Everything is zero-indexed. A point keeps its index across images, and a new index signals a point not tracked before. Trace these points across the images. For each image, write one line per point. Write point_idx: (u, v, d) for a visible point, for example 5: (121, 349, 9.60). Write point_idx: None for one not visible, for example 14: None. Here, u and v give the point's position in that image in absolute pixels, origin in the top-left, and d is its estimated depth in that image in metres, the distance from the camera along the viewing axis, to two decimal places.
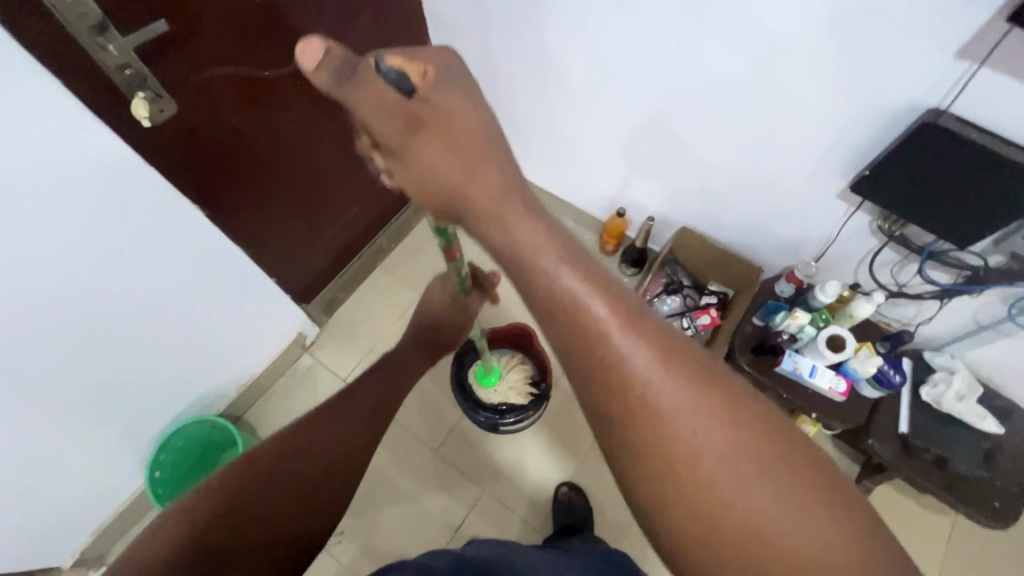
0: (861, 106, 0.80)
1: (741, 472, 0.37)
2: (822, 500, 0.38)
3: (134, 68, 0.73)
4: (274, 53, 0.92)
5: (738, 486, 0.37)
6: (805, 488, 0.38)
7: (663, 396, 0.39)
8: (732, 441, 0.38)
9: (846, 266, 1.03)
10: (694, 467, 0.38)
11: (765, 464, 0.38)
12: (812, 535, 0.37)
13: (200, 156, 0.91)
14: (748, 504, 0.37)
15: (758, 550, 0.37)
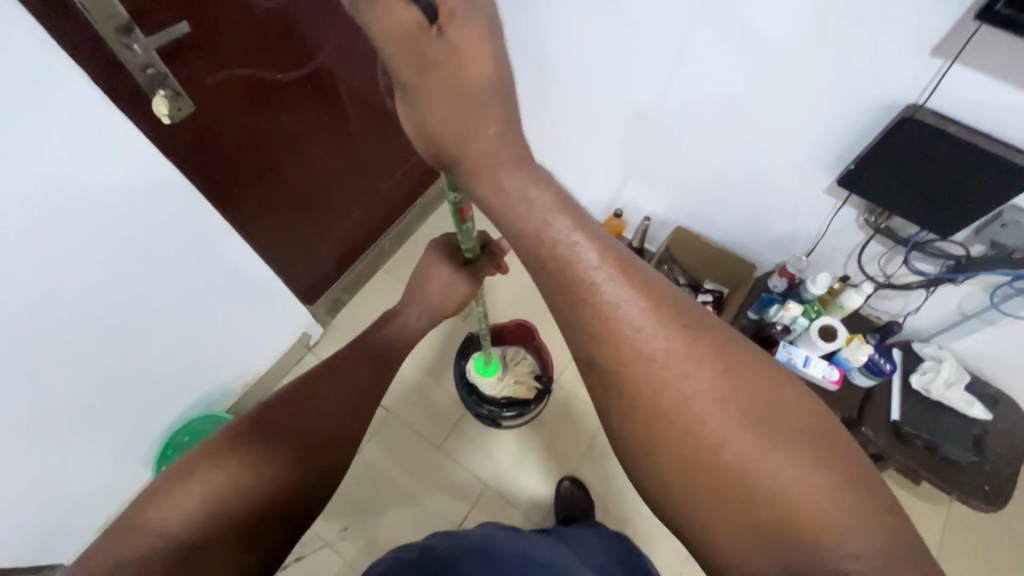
0: (845, 103, 0.84)
1: (727, 413, 0.40)
2: (807, 441, 0.40)
3: (156, 68, 0.77)
4: (285, 55, 0.96)
5: (728, 428, 0.40)
6: (791, 429, 0.40)
7: (659, 351, 0.41)
8: (715, 385, 0.40)
9: (836, 260, 1.07)
10: (687, 410, 0.40)
11: (753, 408, 0.40)
12: (799, 472, 0.39)
13: (214, 155, 0.94)
14: (739, 444, 0.39)
15: (748, 487, 0.39)
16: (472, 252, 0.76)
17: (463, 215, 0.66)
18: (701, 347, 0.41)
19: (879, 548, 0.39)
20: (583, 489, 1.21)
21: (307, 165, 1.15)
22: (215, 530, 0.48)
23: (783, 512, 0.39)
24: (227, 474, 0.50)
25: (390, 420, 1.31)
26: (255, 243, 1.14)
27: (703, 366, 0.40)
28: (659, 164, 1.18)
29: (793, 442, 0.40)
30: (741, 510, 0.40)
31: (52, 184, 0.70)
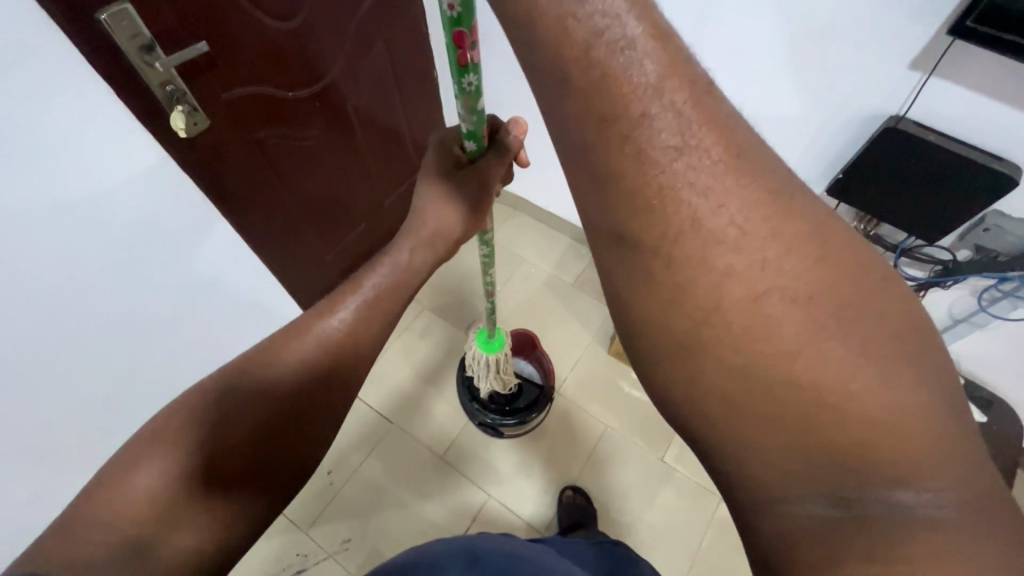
0: (835, 110, 0.87)
1: (801, 331, 0.34)
2: (891, 368, 0.33)
3: (174, 84, 0.80)
4: (295, 74, 1.00)
5: (802, 345, 0.34)
6: (880, 354, 0.33)
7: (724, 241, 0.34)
8: (789, 290, 0.34)
9: None
10: (750, 320, 0.34)
11: (837, 324, 0.34)
12: (883, 404, 0.32)
13: (229, 165, 0.97)
14: (815, 364, 0.33)
15: (826, 421, 0.33)
16: (473, 139, 0.60)
17: (462, 45, 0.51)
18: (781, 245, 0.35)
19: (963, 495, 0.32)
20: (585, 497, 1.21)
21: (314, 175, 1.17)
22: (176, 525, 0.44)
23: (843, 439, 0.33)
24: (181, 469, 0.46)
25: (393, 431, 1.32)
26: (264, 254, 1.16)
27: (773, 260, 0.34)
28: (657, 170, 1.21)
29: (883, 362, 0.33)
30: (802, 433, 0.34)
31: (84, 193, 0.71)
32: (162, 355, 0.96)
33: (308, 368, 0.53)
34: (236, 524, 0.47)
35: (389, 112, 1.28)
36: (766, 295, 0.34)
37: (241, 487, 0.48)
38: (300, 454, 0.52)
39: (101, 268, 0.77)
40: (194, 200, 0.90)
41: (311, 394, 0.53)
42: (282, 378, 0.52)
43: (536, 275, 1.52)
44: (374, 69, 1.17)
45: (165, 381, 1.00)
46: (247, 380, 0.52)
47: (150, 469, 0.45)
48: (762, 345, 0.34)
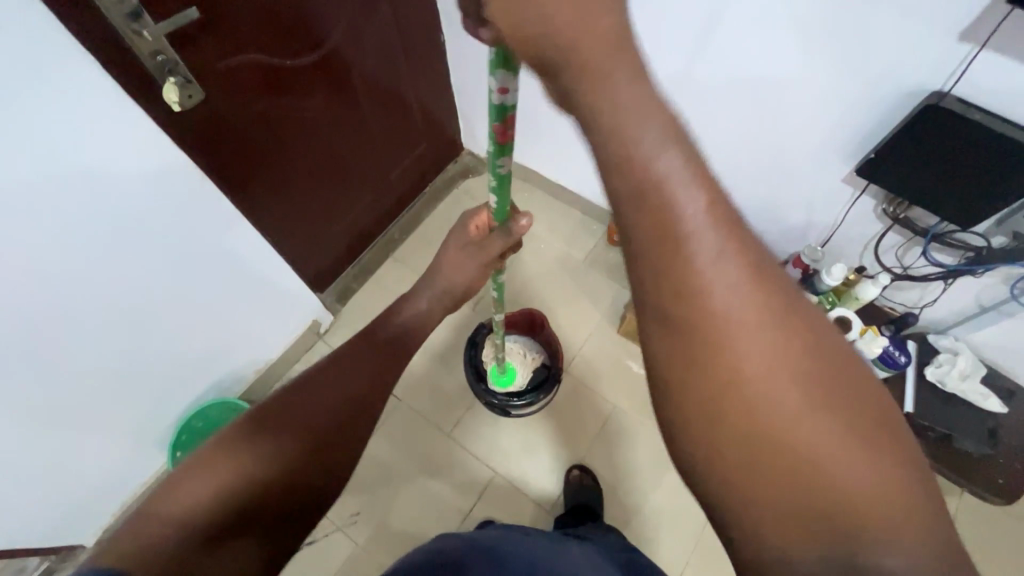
0: (868, 88, 0.81)
1: (794, 404, 0.35)
2: (870, 435, 0.36)
3: (165, 54, 0.76)
4: (296, 41, 0.94)
5: (791, 420, 0.35)
6: (861, 424, 0.36)
7: (720, 302, 0.35)
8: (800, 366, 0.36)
9: (852, 249, 1.05)
10: (753, 387, 0.35)
11: (824, 395, 0.35)
12: (863, 476, 0.35)
13: (226, 140, 0.93)
14: (804, 437, 0.35)
15: (813, 489, 0.35)
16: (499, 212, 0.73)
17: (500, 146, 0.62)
18: (773, 300, 0.36)
19: (925, 558, 0.34)
20: (591, 478, 1.21)
21: (315, 151, 1.13)
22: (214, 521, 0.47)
23: (829, 507, 0.35)
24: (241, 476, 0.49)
25: (401, 409, 1.31)
26: (263, 230, 1.12)
27: (771, 329, 0.36)
28: None
29: (870, 428, 0.36)
30: (795, 497, 0.35)
31: (35, 158, 0.66)
32: (140, 325, 0.94)
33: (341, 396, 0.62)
34: (279, 507, 0.52)
35: (394, 80, 1.22)
36: (761, 365, 0.35)
37: (292, 476, 0.53)
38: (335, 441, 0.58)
39: (53, 232, 0.73)
40: (188, 174, 0.87)
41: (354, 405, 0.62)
42: (344, 392, 0.63)
43: (546, 251, 1.49)
44: (379, 36, 1.12)
45: (142, 349, 0.98)
46: (303, 388, 0.60)
47: (211, 462, 0.49)
48: (780, 416, 0.35)
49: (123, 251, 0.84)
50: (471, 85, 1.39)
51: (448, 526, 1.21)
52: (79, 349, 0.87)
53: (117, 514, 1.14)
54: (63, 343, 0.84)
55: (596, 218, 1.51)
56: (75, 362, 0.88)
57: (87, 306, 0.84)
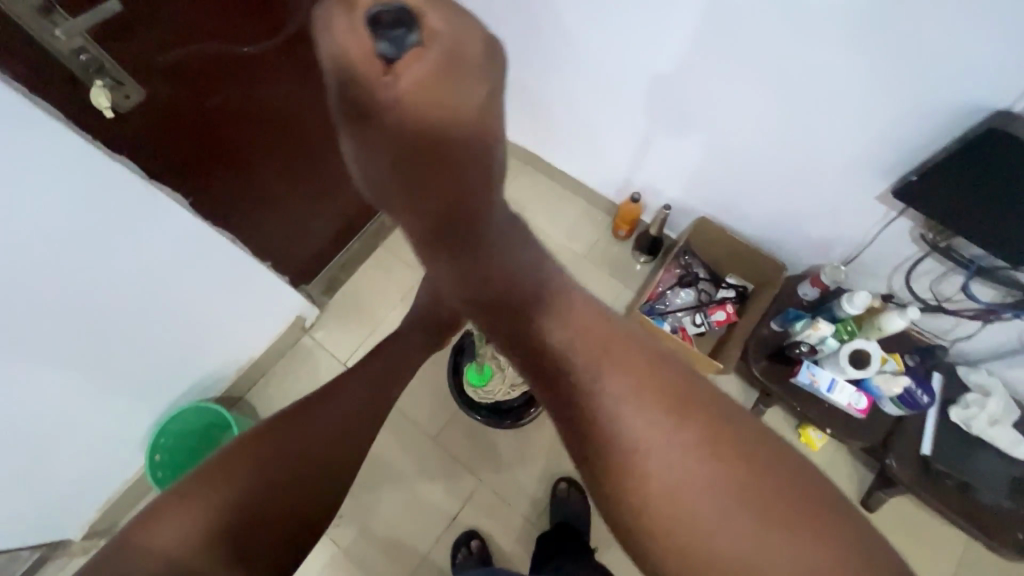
0: (918, 97, 0.69)
1: (708, 500, 0.39)
2: (779, 515, 0.39)
3: (89, 52, 0.65)
4: (256, 23, 0.82)
5: (707, 515, 0.39)
6: (764, 503, 0.39)
7: (621, 410, 0.41)
8: (687, 441, 0.40)
9: (881, 270, 0.93)
10: (673, 492, 0.39)
11: (730, 484, 0.39)
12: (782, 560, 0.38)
13: (182, 136, 0.84)
14: (719, 533, 0.39)
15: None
16: None
17: None
18: (666, 403, 0.42)
19: None
20: (580, 492, 1.18)
21: (289, 140, 1.03)
22: (181, 541, 0.48)
23: None
24: (204, 508, 0.50)
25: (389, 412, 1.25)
26: (224, 226, 1.02)
27: (666, 430, 0.41)
28: (684, 145, 1.03)
29: (766, 495, 0.40)
30: None
31: None
32: (97, 340, 0.89)
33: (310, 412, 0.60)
34: (258, 536, 0.51)
35: None
36: (674, 472, 0.40)
37: (272, 504, 0.52)
38: (316, 478, 0.56)
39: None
40: (130, 182, 0.77)
41: (335, 439, 0.60)
42: (322, 429, 0.60)
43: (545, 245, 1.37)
44: None
45: (106, 362, 0.93)
46: (284, 419, 0.59)
47: (201, 487, 0.51)
48: (686, 505, 0.39)
49: (64, 273, 0.76)
50: None
51: (433, 531, 1.18)
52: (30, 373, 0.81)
53: (104, 508, 1.14)
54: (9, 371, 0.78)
55: (601, 208, 1.39)
56: (29, 385, 0.83)
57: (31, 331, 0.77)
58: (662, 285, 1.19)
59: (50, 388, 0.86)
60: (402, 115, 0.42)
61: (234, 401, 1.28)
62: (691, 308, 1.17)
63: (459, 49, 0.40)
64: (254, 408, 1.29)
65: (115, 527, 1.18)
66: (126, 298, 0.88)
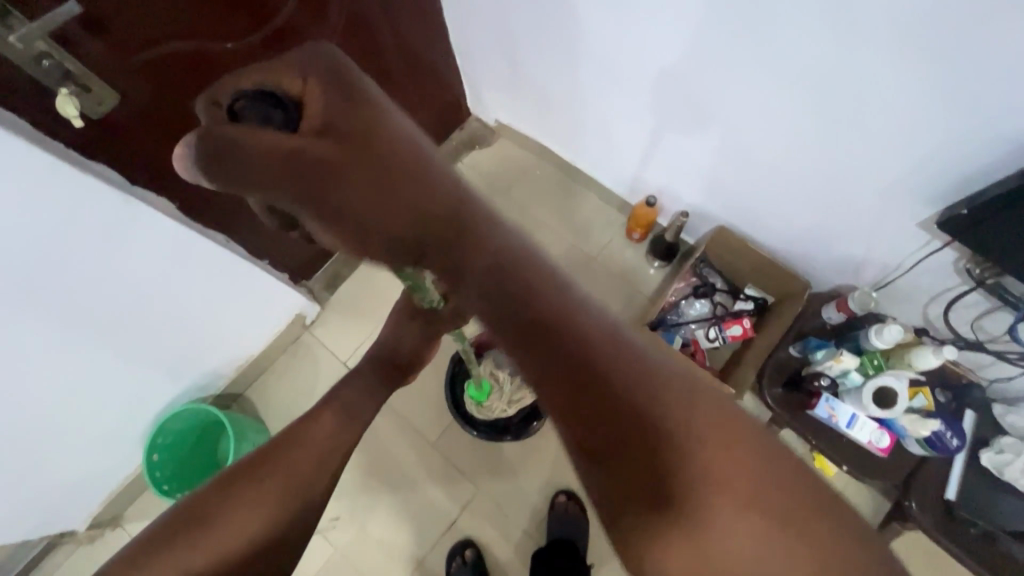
0: (975, 121, 0.60)
1: (740, 540, 0.32)
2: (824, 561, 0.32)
3: (53, 58, 0.60)
4: (235, 18, 0.75)
5: (737, 558, 0.32)
6: (808, 547, 0.32)
7: (633, 410, 0.33)
8: (717, 459, 0.32)
9: (918, 299, 0.85)
10: (697, 528, 0.32)
11: (765, 521, 0.32)
12: None
13: (160, 140, 0.79)
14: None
15: None
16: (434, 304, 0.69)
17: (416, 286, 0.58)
18: (687, 409, 0.33)
19: None
20: (579, 506, 1.15)
21: None
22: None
23: None
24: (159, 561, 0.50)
25: (387, 414, 1.22)
26: (214, 227, 0.97)
27: (689, 444, 0.32)
28: (704, 150, 0.95)
29: (812, 538, 0.32)
30: None
31: None
32: (88, 351, 0.87)
33: (278, 457, 0.58)
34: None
35: (381, 52, 1.02)
36: (700, 502, 0.32)
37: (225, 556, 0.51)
38: (277, 544, 0.53)
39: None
40: (103, 194, 0.72)
41: (296, 498, 0.55)
42: (291, 470, 0.57)
43: (554, 243, 1.31)
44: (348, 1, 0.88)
45: (98, 370, 0.92)
46: (243, 483, 0.55)
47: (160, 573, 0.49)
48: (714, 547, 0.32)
49: (39, 290, 0.72)
50: (477, 44, 1.13)
51: (430, 537, 1.17)
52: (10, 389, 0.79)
53: (106, 502, 1.16)
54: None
55: (615, 206, 1.31)
56: (15, 399, 0.81)
57: (13, 348, 0.75)
58: (676, 295, 1.12)
59: (48, 396, 0.86)
60: (277, 144, 0.37)
61: (234, 397, 1.28)
62: (705, 321, 1.10)
63: (292, 61, 0.43)
64: (254, 405, 1.29)
65: (119, 518, 1.20)
66: (115, 309, 0.86)
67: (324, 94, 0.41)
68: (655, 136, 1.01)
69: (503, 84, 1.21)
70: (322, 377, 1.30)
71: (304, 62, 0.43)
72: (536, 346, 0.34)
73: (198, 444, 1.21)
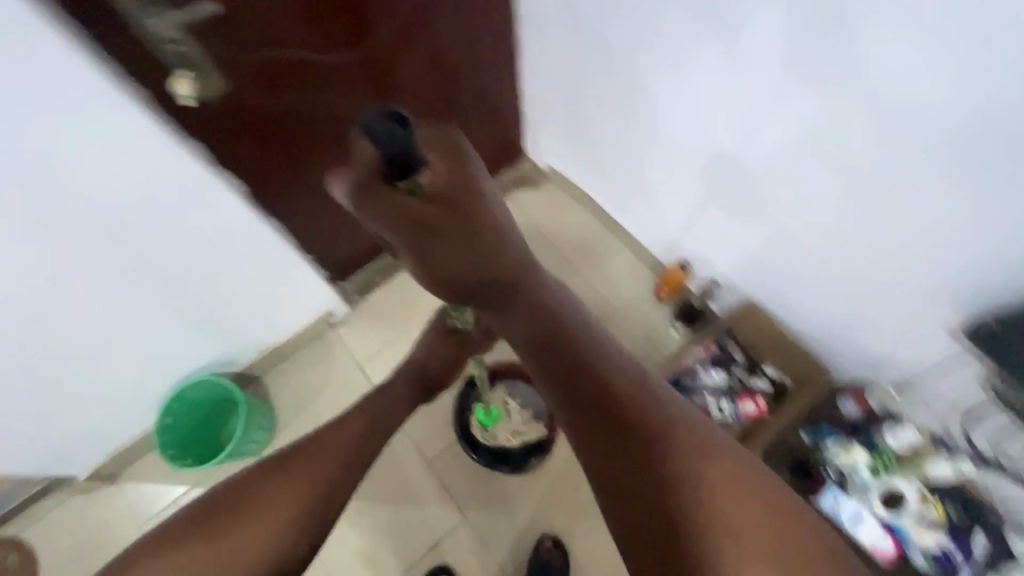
0: (1013, 237, 0.62)
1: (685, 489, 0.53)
2: (738, 507, 0.52)
3: (185, 47, 0.67)
4: (338, 34, 0.84)
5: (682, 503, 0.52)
6: (726, 499, 0.53)
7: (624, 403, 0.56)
8: (674, 437, 0.55)
9: (936, 404, 0.84)
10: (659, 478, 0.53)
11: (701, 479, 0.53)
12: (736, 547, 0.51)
13: (248, 129, 0.87)
14: (690, 520, 0.52)
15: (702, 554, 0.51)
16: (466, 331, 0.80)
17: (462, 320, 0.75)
18: (654, 406, 0.56)
19: None
20: (562, 555, 1.13)
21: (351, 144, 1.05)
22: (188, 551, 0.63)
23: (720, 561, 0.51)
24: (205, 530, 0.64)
25: (398, 438, 1.23)
26: (272, 214, 1.04)
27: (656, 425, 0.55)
28: (744, 223, 0.98)
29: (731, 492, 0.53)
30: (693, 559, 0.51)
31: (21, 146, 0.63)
32: (135, 305, 0.93)
33: (309, 457, 0.71)
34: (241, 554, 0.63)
35: (456, 85, 1.10)
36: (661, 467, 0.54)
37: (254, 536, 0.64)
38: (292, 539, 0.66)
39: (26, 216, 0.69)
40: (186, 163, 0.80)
41: (305, 509, 0.67)
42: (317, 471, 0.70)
43: (584, 287, 1.35)
44: (437, 33, 0.97)
45: (137, 325, 0.97)
46: (276, 476, 0.69)
47: (205, 539, 0.64)
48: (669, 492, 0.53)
49: (109, 239, 0.79)
50: (545, 92, 1.21)
51: (409, 559, 1.16)
52: (59, 321, 0.85)
53: (110, 454, 1.20)
54: (42, 317, 0.82)
55: (648, 265, 1.35)
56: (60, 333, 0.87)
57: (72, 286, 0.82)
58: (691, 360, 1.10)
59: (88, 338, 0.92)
60: (414, 210, 0.53)
61: (251, 379, 1.32)
62: (717, 392, 1.08)
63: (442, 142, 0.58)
64: (267, 390, 1.32)
65: (117, 474, 1.23)
66: (169, 271, 0.92)
67: (456, 173, 0.56)
68: (698, 202, 1.06)
69: (561, 132, 1.28)
70: (337, 376, 1.34)
71: (451, 148, 0.57)
72: (560, 359, 0.59)
73: (207, 419, 1.24)
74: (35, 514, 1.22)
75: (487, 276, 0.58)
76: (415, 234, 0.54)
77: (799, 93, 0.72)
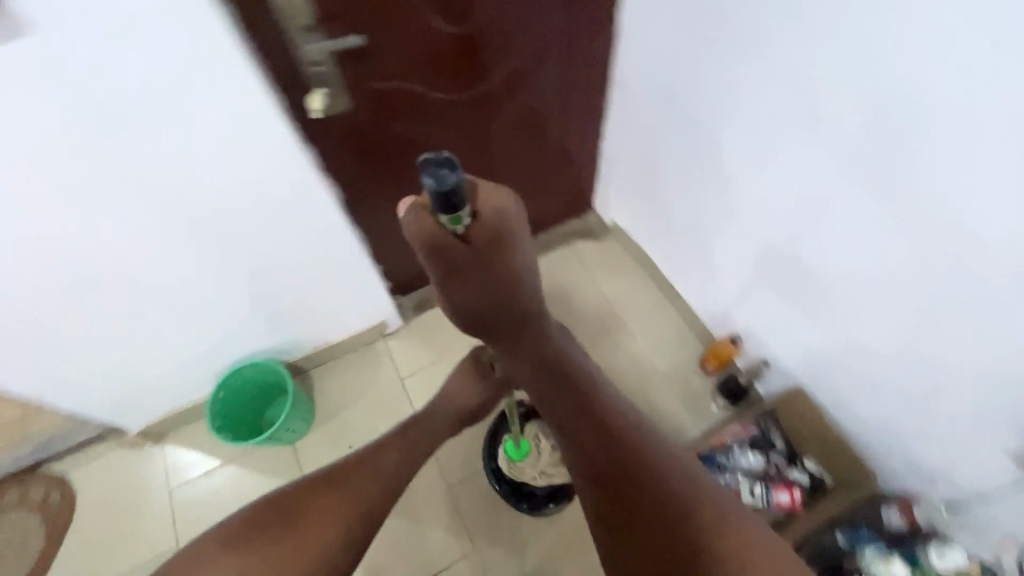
0: None
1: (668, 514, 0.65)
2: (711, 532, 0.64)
3: (325, 67, 0.78)
4: (452, 76, 0.94)
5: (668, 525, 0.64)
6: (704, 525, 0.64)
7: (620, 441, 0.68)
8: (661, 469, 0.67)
9: (990, 532, 0.83)
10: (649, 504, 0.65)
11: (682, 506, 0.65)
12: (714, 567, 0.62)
13: (356, 145, 0.97)
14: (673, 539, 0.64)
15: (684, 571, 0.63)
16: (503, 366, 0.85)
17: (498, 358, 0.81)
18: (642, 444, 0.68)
19: None
20: None
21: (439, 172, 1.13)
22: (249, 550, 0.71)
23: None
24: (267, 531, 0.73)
25: (431, 466, 1.24)
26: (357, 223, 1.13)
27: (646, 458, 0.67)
28: (805, 309, 0.98)
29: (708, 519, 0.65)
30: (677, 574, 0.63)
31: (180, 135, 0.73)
32: (224, 283, 1.02)
33: (357, 476, 0.79)
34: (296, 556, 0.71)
35: (543, 135, 1.18)
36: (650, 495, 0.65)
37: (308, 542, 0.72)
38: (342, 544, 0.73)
39: (165, 192, 0.79)
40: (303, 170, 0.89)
41: (352, 521, 0.75)
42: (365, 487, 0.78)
43: (629, 345, 1.36)
44: (536, 88, 1.06)
45: (220, 301, 1.06)
46: (327, 489, 0.77)
47: (266, 540, 0.71)
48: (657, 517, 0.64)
49: (222, 222, 0.89)
50: (624, 154, 1.27)
51: None
52: None
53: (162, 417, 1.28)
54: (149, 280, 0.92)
55: (696, 333, 1.35)
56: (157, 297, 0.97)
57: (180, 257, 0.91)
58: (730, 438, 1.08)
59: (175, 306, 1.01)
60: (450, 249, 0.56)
61: (299, 371, 1.39)
62: (753, 476, 1.04)
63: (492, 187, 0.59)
64: (312, 385, 1.39)
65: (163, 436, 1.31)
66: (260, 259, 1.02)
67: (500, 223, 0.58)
68: (759, 280, 1.07)
69: (633, 193, 1.33)
70: (378, 385, 1.39)
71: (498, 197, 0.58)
72: (568, 399, 0.70)
73: (254, 401, 1.32)
74: (86, 457, 1.31)
75: (503, 314, 0.65)
76: (448, 271, 0.59)
77: (877, 194, 0.75)
